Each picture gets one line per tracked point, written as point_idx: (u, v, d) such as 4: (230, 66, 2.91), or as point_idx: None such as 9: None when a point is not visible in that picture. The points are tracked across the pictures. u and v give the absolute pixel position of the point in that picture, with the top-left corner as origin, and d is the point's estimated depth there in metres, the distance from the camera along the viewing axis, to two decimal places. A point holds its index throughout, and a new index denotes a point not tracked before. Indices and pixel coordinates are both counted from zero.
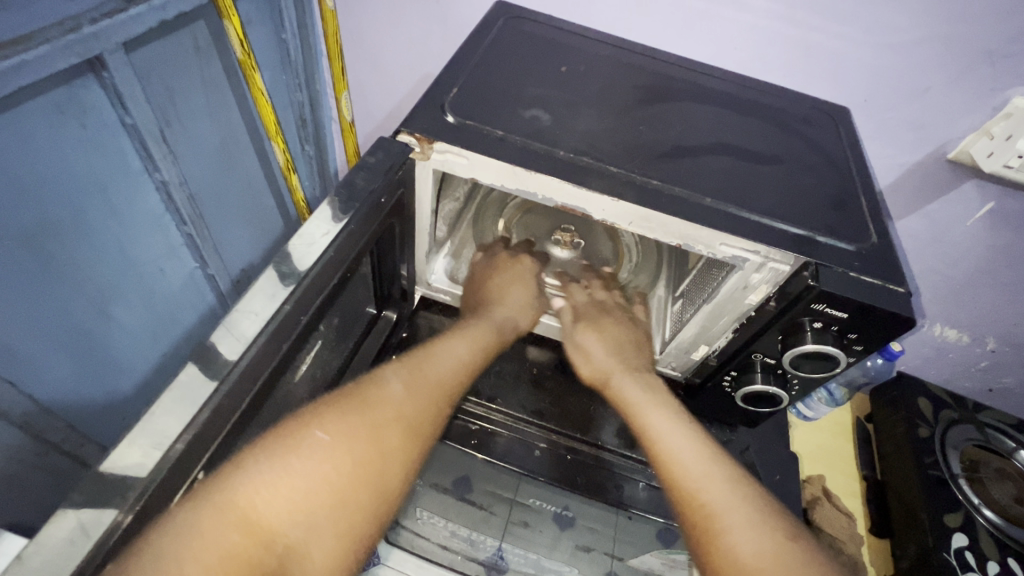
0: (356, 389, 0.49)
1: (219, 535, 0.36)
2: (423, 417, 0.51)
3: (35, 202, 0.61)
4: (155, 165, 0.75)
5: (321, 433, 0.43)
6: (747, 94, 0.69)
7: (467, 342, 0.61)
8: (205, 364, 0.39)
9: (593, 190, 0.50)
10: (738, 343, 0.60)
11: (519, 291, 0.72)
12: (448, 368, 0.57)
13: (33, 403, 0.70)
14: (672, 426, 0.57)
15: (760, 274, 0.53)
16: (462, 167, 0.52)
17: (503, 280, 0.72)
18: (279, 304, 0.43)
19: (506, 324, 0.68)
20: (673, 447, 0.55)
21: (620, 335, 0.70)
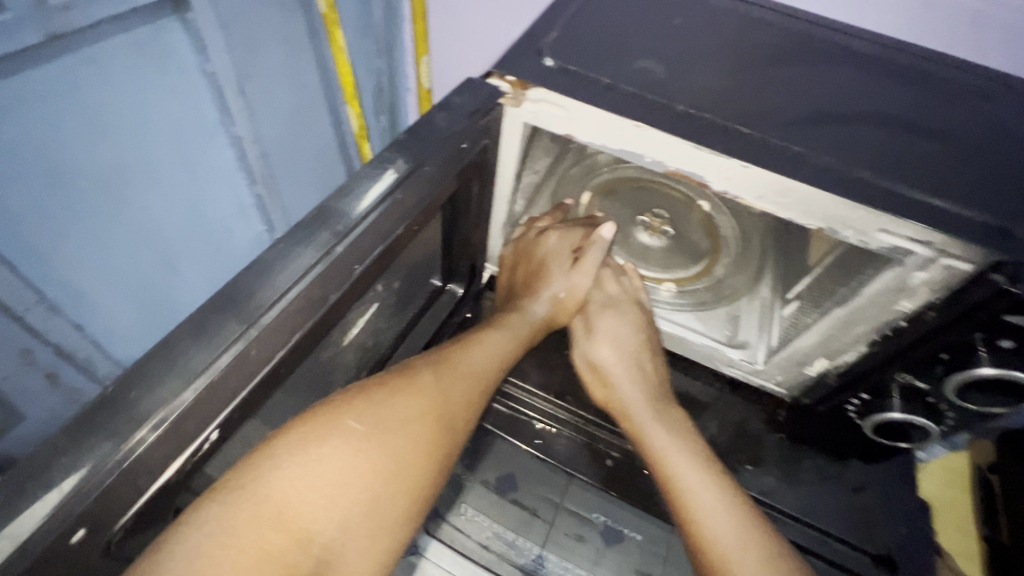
0: (390, 375, 0.41)
1: (251, 533, 0.30)
2: (463, 410, 0.43)
3: (111, 144, 0.59)
4: (231, 119, 0.71)
5: (354, 421, 0.36)
6: (902, 60, 0.56)
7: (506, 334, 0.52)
8: (232, 309, 0.30)
9: (719, 153, 0.41)
10: (875, 359, 0.49)
11: (552, 287, 0.58)
12: (486, 360, 0.47)
13: (96, 348, 0.70)
14: (703, 471, 0.47)
15: (924, 273, 0.42)
16: (560, 120, 0.45)
17: (537, 271, 0.59)
18: (330, 246, 0.33)
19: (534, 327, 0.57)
20: (698, 504, 0.45)
21: (635, 349, 0.58)
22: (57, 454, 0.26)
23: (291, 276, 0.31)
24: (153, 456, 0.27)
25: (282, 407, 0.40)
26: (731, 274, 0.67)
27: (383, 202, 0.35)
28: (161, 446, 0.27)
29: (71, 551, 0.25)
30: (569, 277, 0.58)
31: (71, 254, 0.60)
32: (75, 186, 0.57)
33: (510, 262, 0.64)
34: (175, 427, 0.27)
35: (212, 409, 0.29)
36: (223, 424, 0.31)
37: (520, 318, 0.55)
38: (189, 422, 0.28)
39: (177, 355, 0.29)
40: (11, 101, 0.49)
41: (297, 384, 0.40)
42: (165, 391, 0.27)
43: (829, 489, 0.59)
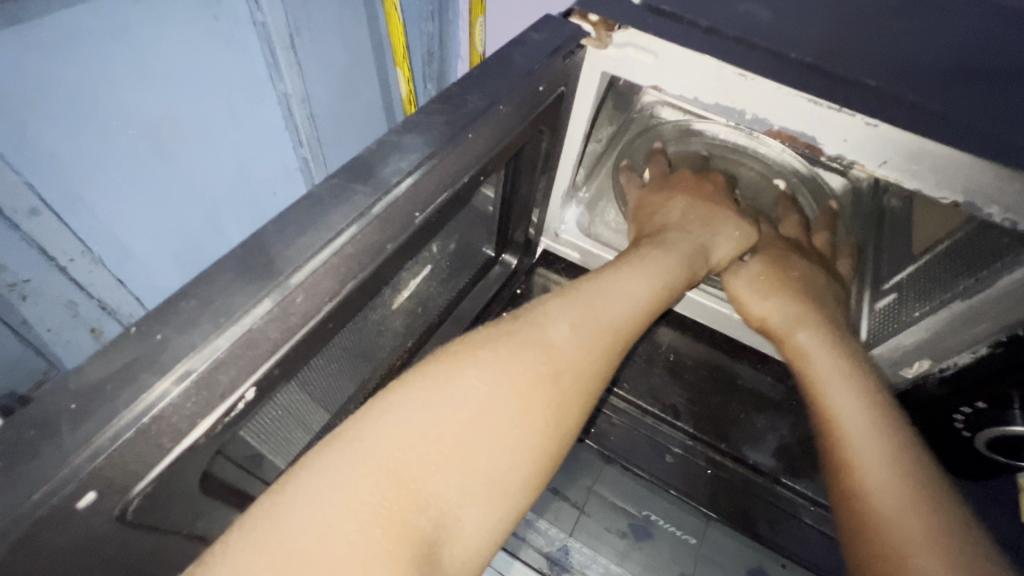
0: (515, 325, 0.36)
1: (366, 483, 0.27)
2: (596, 371, 0.36)
3: (160, 95, 0.56)
4: (280, 74, 0.66)
5: (476, 377, 0.32)
6: None
7: (662, 271, 0.43)
8: (274, 255, 0.26)
9: (837, 109, 0.35)
10: (996, 366, 0.42)
11: (725, 225, 0.51)
12: (627, 305, 0.39)
13: (140, 305, 0.70)
14: (885, 443, 0.39)
15: None
16: (644, 69, 0.40)
17: (701, 206, 0.52)
18: (393, 185, 0.29)
19: (705, 260, 0.48)
20: (874, 481, 0.38)
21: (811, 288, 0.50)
22: (74, 400, 0.22)
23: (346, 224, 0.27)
24: (181, 413, 0.24)
25: (323, 370, 0.36)
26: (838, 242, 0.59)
27: (450, 144, 0.31)
28: (189, 402, 0.24)
29: (80, 512, 0.22)
30: (739, 215, 0.52)
31: (117, 206, 0.58)
32: (125, 136, 0.55)
33: (639, 211, 0.55)
34: (206, 381, 0.24)
35: (249, 364, 0.26)
36: (262, 382, 0.27)
37: (692, 248, 0.47)
38: (222, 378, 0.25)
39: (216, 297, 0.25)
40: (60, 40, 0.45)
41: (341, 345, 0.36)
42: (195, 338, 0.24)
43: None
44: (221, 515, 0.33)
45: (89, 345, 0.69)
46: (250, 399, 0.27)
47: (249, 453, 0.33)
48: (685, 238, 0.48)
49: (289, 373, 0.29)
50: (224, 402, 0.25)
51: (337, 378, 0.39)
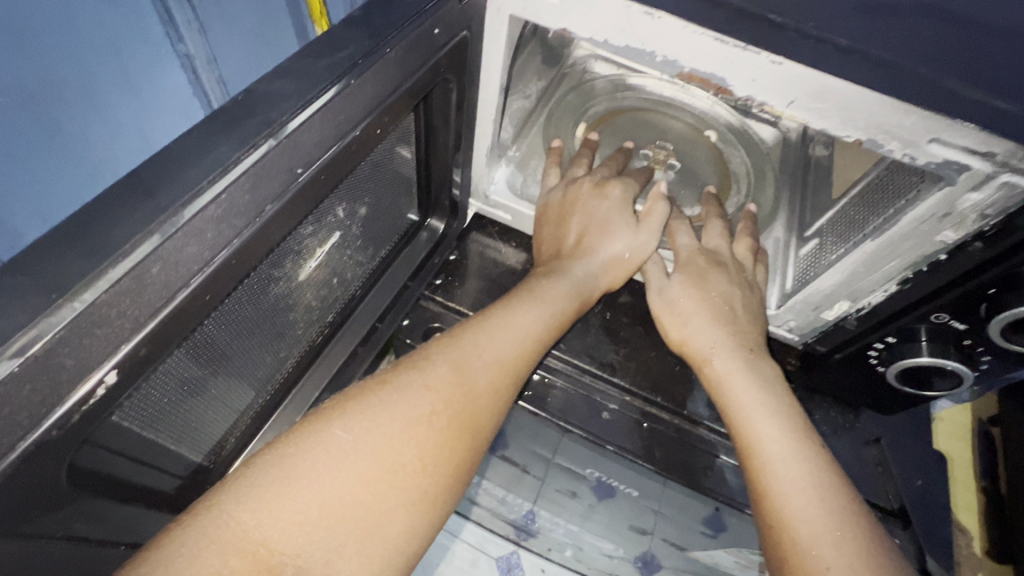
0: (395, 372, 0.37)
1: (216, 558, 0.28)
2: (476, 411, 0.38)
3: (29, 57, 0.47)
4: (178, 35, 0.59)
5: (343, 429, 0.33)
6: None
7: (549, 305, 0.45)
8: (129, 223, 0.24)
9: (745, 45, 0.34)
10: (910, 302, 0.43)
11: (613, 244, 0.50)
12: (510, 344, 0.41)
13: None
14: (800, 469, 0.40)
15: (978, 195, 0.36)
16: (552, 11, 0.38)
17: (588, 225, 0.51)
18: (260, 141, 0.26)
19: (591, 286, 0.49)
20: (790, 509, 0.38)
21: (715, 303, 0.49)
22: None
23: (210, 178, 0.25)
24: (15, 402, 0.21)
25: (217, 346, 0.34)
26: (753, 194, 0.61)
27: (329, 93, 0.28)
28: (29, 389, 0.21)
29: None
30: (632, 231, 0.51)
31: None
32: None
33: (544, 215, 0.54)
34: (46, 364, 0.21)
35: (104, 344, 0.23)
36: (125, 364, 0.24)
37: (584, 273, 0.49)
38: (69, 361, 0.22)
39: (57, 276, 0.23)
40: None
41: (230, 317, 0.33)
42: (26, 317, 0.21)
43: (840, 443, 0.55)
44: (115, 513, 0.31)
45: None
46: (111, 383, 0.24)
47: (140, 444, 0.31)
48: (581, 264, 0.49)
49: (157, 354, 0.26)
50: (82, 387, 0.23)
51: (239, 356, 0.37)
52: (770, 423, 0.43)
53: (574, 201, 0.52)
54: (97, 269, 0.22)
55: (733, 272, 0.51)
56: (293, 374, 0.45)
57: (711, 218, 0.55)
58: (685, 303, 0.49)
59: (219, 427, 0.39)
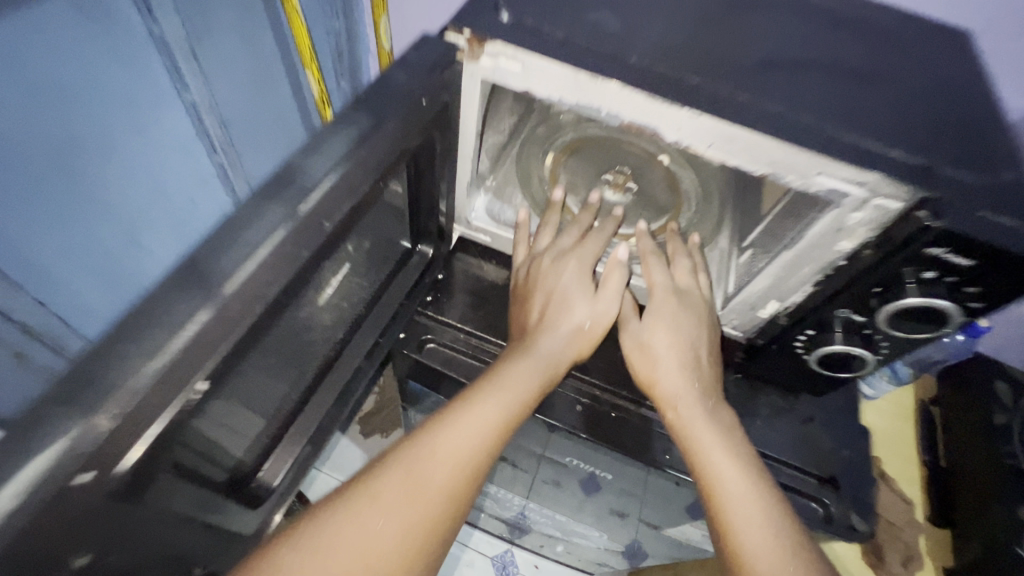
0: (353, 489, 0.41)
1: None
2: (429, 516, 0.41)
3: (59, 116, 0.57)
4: (184, 84, 0.70)
5: (296, 555, 0.37)
6: (850, 10, 0.58)
7: (507, 395, 0.49)
8: (209, 267, 0.32)
9: (667, 103, 0.44)
10: (822, 299, 0.52)
11: (573, 317, 0.58)
12: (464, 443, 0.45)
13: (79, 332, 0.73)
14: (749, 498, 0.47)
15: (859, 214, 0.45)
16: (516, 76, 0.46)
17: (551, 298, 0.58)
18: (297, 206, 0.34)
19: (557, 363, 0.55)
20: (747, 547, 0.44)
21: (677, 352, 0.58)
22: (50, 408, 0.28)
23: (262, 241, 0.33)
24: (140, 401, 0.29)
25: (260, 367, 0.41)
26: (694, 224, 0.69)
27: (345, 160, 0.36)
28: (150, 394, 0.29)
29: (76, 492, 0.28)
30: (589, 303, 0.58)
31: (27, 229, 0.59)
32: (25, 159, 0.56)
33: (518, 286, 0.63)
34: (161, 375, 0.29)
35: (197, 360, 0.31)
36: (209, 374, 0.33)
37: (568, 334, 0.57)
38: (176, 372, 0.30)
39: (159, 312, 0.30)
40: None
41: (268, 346, 0.40)
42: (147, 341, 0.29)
43: (783, 423, 0.63)
44: (184, 495, 0.38)
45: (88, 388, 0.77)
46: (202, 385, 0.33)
47: (207, 442, 0.39)
48: (547, 338, 0.56)
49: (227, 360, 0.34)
50: (174, 395, 0.31)
51: (266, 379, 0.43)
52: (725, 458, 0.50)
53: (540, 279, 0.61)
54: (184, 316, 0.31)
55: (693, 306, 0.61)
56: (314, 383, 0.52)
57: (679, 255, 0.63)
58: (658, 342, 0.58)
59: (256, 430, 0.47)
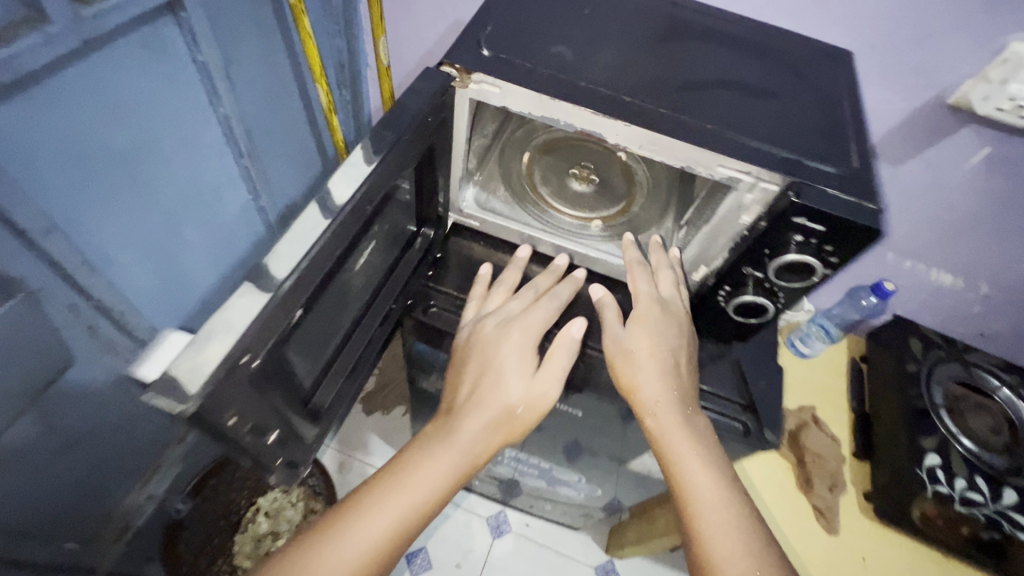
0: None
1: None
2: None
3: (127, 129, 0.72)
4: (220, 100, 0.85)
5: None
6: (756, 37, 0.75)
7: (406, 503, 0.56)
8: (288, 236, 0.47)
9: (606, 116, 0.59)
10: (733, 261, 0.68)
11: (503, 397, 0.64)
12: (349, 556, 0.52)
13: (139, 311, 0.86)
14: (715, 498, 0.58)
15: (752, 194, 0.61)
16: (495, 96, 0.62)
17: (483, 374, 0.65)
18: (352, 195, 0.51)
19: (474, 452, 0.61)
20: (720, 554, 0.54)
21: (659, 364, 0.67)
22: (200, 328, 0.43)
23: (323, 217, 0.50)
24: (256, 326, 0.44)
25: (322, 315, 0.57)
26: (644, 210, 0.83)
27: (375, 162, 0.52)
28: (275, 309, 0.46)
29: (240, 368, 0.44)
30: (522, 386, 0.65)
31: (99, 225, 0.73)
32: (103, 165, 0.70)
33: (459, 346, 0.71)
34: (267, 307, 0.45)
35: (286, 299, 0.46)
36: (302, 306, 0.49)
37: (495, 414, 0.63)
38: (274, 308, 0.46)
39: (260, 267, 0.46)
40: (53, 97, 0.61)
41: (326, 301, 0.56)
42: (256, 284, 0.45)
43: (717, 364, 0.79)
44: (281, 399, 0.55)
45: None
46: (298, 314, 0.49)
47: (294, 362, 0.55)
48: (467, 426, 0.61)
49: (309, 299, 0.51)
50: (284, 318, 0.47)
51: (320, 328, 0.58)
52: (696, 464, 0.60)
53: (486, 349, 0.68)
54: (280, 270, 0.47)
55: (671, 313, 0.73)
56: (358, 335, 0.68)
57: (662, 270, 0.75)
58: (641, 347, 0.69)
59: (320, 365, 0.62)
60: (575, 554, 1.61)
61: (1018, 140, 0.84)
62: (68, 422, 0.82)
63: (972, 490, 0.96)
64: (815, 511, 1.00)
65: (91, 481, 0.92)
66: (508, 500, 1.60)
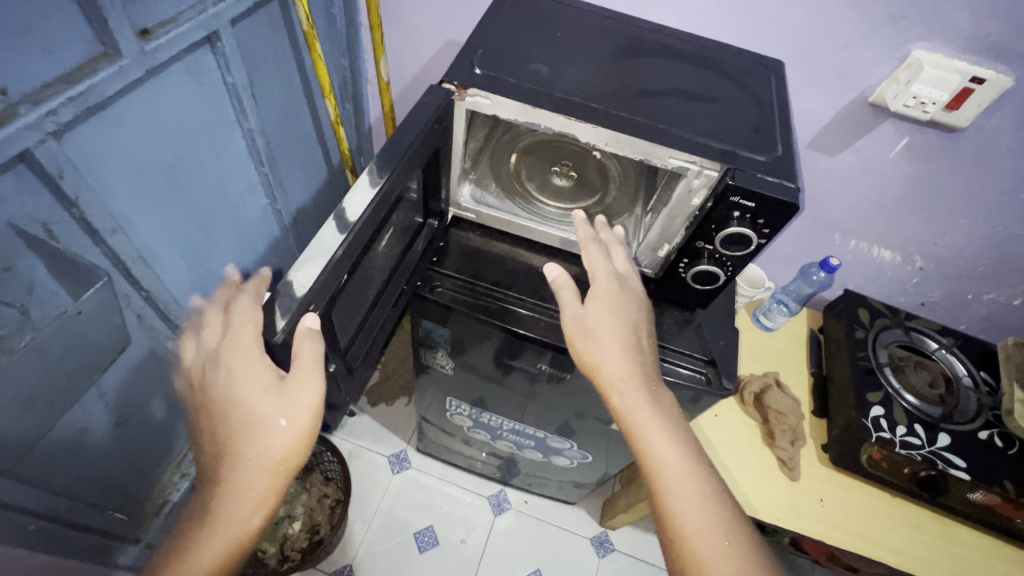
0: None
1: None
2: None
3: (170, 141, 0.84)
4: (245, 116, 0.97)
5: None
6: (702, 51, 0.90)
7: (229, 526, 0.65)
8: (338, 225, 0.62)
9: (577, 119, 0.73)
10: (688, 238, 0.82)
11: (264, 424, 0.63)
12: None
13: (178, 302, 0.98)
14: (675, 467, 0.73)
15: (699, 179, 0.74)
16: (487, 106, 0.75)
17: (228, 409, 0.63)
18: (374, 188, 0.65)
19: (266, 469, 0.65)
20: (682, 512, 0.71)
21: (620, 343, 0.77)
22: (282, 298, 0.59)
23: (339, 235, 0.62)
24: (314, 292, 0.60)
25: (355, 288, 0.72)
26: (618, 198, 0.94)
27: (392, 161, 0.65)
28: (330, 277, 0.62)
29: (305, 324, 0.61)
30: (271, 410, 0.62)
31: (149, 225, 0.85)
32: (152, 172, 0.82)
33: (194, 384, 0.65)
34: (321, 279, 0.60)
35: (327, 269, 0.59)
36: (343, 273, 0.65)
37: (261, 435, 0.63)
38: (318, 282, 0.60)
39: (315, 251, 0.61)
40: (118, 117, 0.73)
41: (362, 274, 0.72)
42: None
43: (682, 328, 0.93)
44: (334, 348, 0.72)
45: (181, 346, 1.03)
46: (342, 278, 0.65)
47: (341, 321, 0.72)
48: (247, 454, 0.64)
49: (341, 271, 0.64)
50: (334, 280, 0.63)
51: (353, 300, 0.72)
52: (660, 434, 0.73)
53: (214, 397, 0.63)
54: (319, 261, 0.60)
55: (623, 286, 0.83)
56: (379, 308, 0.81)
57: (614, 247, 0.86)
58: (603, 328, 0.77)
59: (352, 331, 0.76)
60: (572, 527, 1.73)
61: (929, 131, 1.00)
62: (120, 400, 0.94)
63: (911, 436, 1.10)
64: (779, 462, 1.14)
65: (136, 456, 1.03)
66: (507, 479, 1.72)
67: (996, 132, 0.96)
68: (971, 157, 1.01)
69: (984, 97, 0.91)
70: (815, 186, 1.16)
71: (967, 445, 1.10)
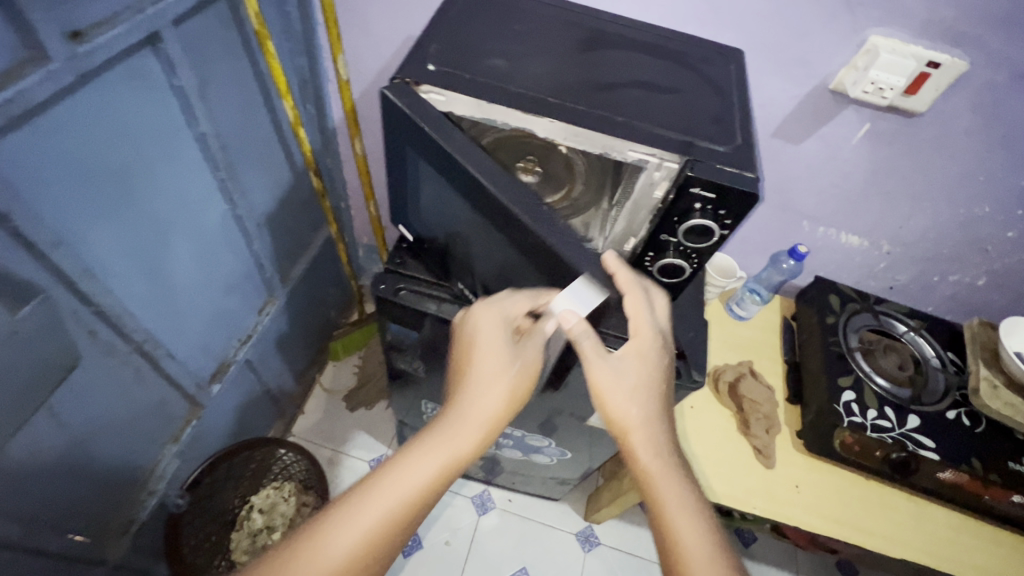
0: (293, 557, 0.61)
1: None
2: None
3: (115, 149, 0.80)
4: (196, 119, 0.94)
5: None
6: (662, 42, 0.89)
7: (438, 462, 0.67)
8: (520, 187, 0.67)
9: (534, 114, 0.72)
10: (652, 231, 0.80)
11: (504, 368, 0.71)
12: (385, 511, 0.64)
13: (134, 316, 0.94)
14: (697, 541, 0.68)
15: (659, 172, 0.73)
16: (442, 103, 0.74)
17: (472, 349, 0.73)
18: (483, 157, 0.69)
19: (490, 415, 0.70)
20: None
21: (659, 399, 0.74)
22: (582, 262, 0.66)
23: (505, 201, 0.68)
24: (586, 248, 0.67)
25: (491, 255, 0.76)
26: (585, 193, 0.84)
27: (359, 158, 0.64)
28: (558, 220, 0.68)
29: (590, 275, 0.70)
30: (517, 358, 0.72)
31: (95, 236, 0.81)
32: (96, 182, 0.79)
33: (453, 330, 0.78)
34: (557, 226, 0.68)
35: None
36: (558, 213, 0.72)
37: (504, 378, 0.71)
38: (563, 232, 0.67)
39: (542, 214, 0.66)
40: (53, 125, 0.70)
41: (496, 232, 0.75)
42: None
43: None
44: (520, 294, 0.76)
45: (141, 360, 0.99)
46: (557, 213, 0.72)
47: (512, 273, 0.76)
48: (480, 395, 0.70)
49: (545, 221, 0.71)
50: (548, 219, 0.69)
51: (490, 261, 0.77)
52: (681, 508, 0.70)
53: (464, 335, 0.75)
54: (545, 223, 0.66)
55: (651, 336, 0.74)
56: None
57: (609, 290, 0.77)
58: (638, 385, 0.72)
59: None
60: (558, 523, 1.73)
61: (889, 116, 1.01)
62: (77, 420, 0.90)
63: (882, 419, 1.11)
64: (753, 450, 1.15)
65: (99, 475, 1.00)
66: (491, 478, 1.71)
67: (952, 116, 0.98)
68: (931, 141, 1.02)
69: (940, 80, 0.92)
70: (782, 174, 1.17)
71: (936, 426, 1.12)
